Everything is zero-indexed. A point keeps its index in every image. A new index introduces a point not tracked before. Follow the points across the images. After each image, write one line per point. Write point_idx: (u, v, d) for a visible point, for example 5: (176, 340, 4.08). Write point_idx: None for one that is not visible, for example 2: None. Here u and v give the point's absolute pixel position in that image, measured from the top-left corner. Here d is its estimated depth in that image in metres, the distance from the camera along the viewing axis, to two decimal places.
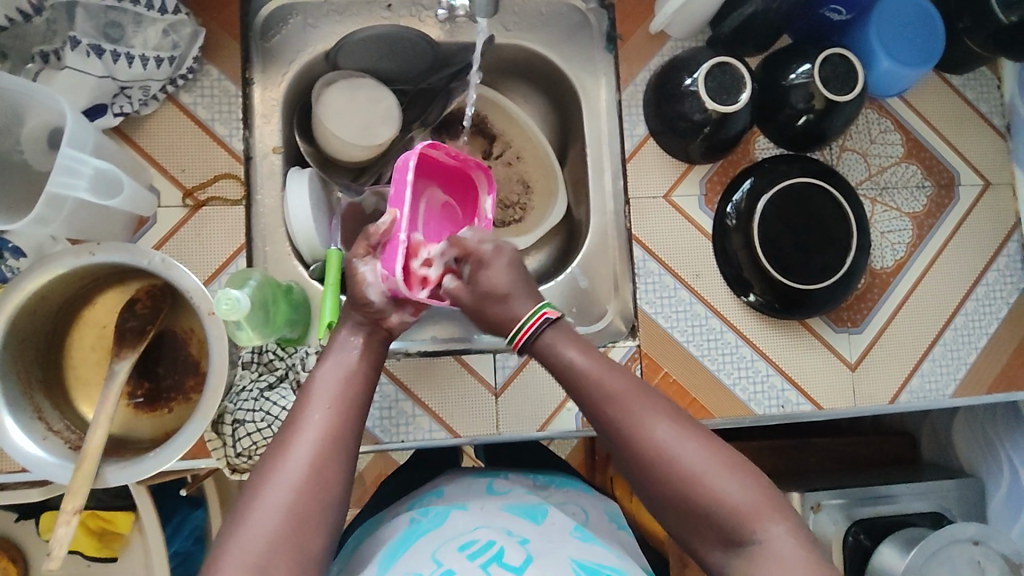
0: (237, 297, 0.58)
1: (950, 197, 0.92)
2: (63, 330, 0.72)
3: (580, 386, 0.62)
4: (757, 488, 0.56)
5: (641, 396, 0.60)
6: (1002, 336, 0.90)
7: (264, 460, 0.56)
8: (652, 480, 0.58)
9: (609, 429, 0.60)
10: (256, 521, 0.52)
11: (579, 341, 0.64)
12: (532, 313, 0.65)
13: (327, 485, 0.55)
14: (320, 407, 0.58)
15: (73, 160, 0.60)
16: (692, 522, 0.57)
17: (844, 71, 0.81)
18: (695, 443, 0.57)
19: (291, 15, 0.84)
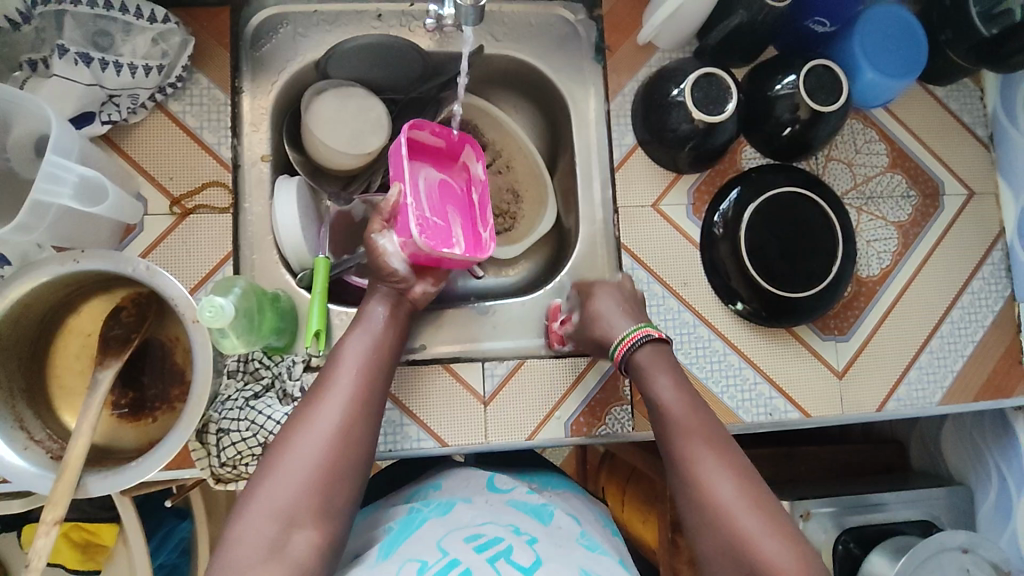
0: (221, 305, 0.57)
1: (935, 206, 0.93)
2: (47, 339, 0.72)
3: (662, 423, 0.69)
4: (807, 560, 0.58)
5: (710, 445, 0.65)
6: (988, 344, 0.91)
7: (297, 412, 0.61)
8: (705, 530, 0.61)
9: (675, 467, 0.65)
10: (288, 465, 0.57)
11: (667, 375, 0.71)
12: (634, 330, 0.75)
13: (356, 441, 0.60)
14: (351, 370, 0.64)
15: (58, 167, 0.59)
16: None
17: (828, 82, 0.82)
18: (756, 510, 0.60)
19: (282, 24, 0.84)
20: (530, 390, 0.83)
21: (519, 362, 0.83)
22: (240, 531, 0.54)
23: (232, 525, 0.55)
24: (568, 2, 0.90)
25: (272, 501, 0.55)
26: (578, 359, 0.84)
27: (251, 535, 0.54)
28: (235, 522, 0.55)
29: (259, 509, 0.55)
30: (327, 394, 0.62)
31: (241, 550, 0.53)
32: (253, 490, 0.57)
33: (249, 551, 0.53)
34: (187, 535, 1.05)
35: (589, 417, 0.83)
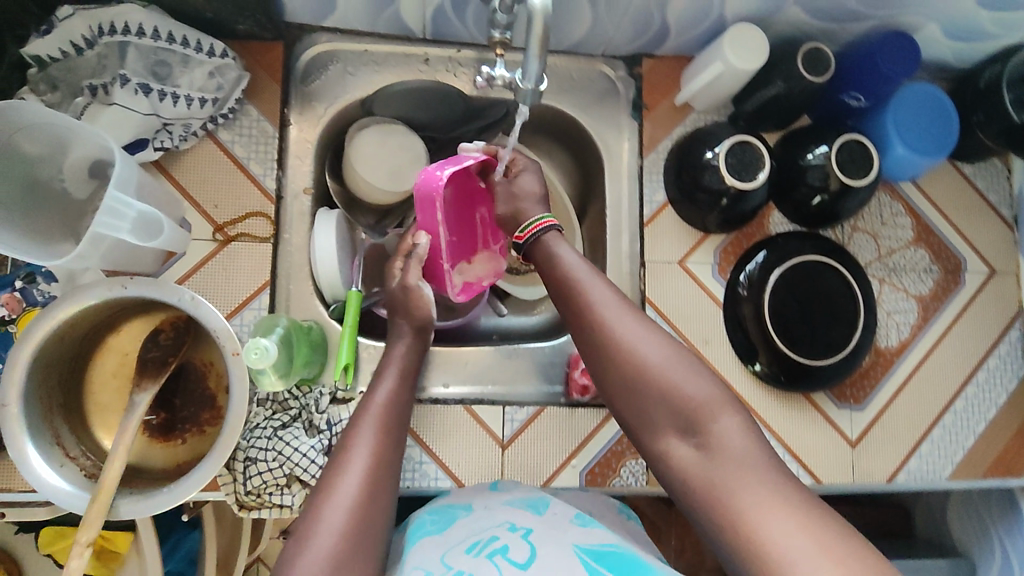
0: (266, 346, 0.60)
1: (956, 282, 0.94)
2: (87, 354, 0.74)
3: (557, 279, 0.68)
4: (709, 382, 0.60)
5: (608, 291, 0.65)
6: (1000, 422, 0.92)
7: (323, 475, 0.63)
8: (610, 367, 0.63)
9: (573, 318, 0.66)
10: (335, 506, 0.59)
11: (568, 247, 0.71)
12: (541, 218, 0.73)
13: (387, 481, 0.63)
14: (372, 426, 0.66)
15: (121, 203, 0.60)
16: (647, 410, 0.61)
17: (860, 156, 0.84)
18: (653, 337, 0.62)
19: (332, 61, 0.86)
20: (548, 436, 0.84)
21: (539, 409, 0.85)
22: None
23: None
24: (610, 58, 0.92)
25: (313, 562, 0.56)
26: (596, 410, 0.85)
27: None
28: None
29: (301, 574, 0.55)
30: (351, 449, 0.64)
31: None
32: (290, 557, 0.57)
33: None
34: (196, 547, 1.06)
35: (604, 467, 0.84)
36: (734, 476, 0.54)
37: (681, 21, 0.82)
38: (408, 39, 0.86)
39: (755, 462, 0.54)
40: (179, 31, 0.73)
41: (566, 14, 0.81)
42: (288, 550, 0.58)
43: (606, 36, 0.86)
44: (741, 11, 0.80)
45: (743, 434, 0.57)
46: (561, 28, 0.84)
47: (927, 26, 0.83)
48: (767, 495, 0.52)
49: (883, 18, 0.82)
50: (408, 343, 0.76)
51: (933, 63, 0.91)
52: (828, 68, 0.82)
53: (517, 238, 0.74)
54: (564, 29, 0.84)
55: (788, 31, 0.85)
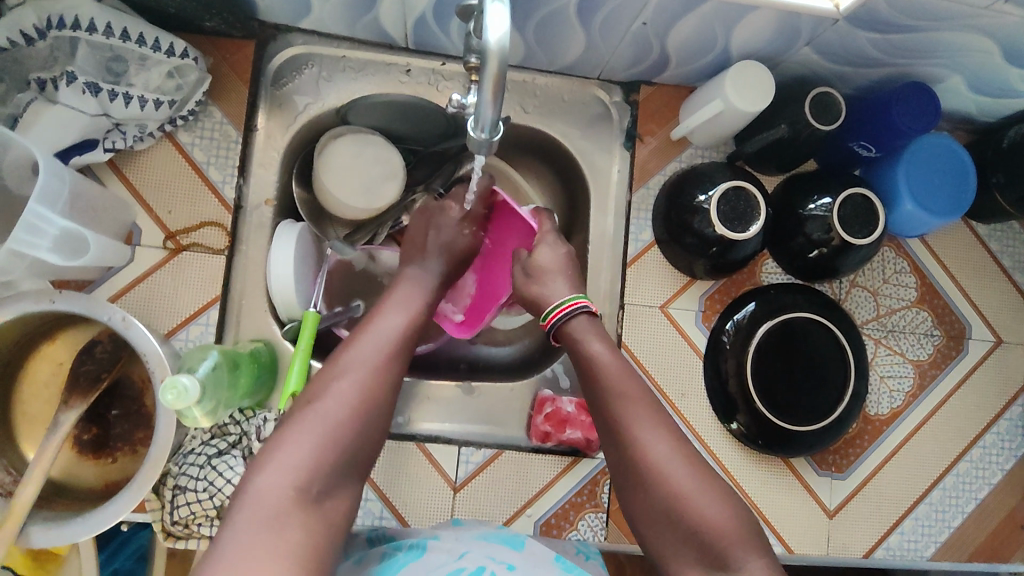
0: (184, 385, 0.55)
1: (958, 349, 0.88)
2: (18, 362, 0.70)
3: (594, 386, 0.67)
4: (738, 517, 0.58)
5: (642, 407, 0.64)
6: (991, 503, 0.87)
7: (329, 365, 0.62)
8: (639, 486, 0.61)
9: (607, 430, 0.65)
10: (303, 430, 0.56)
11: (604, 343, 0.69)
12: (566, 300, 0.72)
13: (368, 417, 0.59)
14: (387, 334, 0.65)
15: (42, 220, 0.59)
16: (672, 539, 0.59)
17: (864, 212, 0.78)
18: (686, 463, 0.61)
19: (307, 65, 0.81)
20: (506, 481, 0.79)
21: (497, 452, 0.80)
22: (261, 479, 0.52)
23: (252, 476, 0.53)
24: (606, 82, 0.86)
25: (301, 451, 0.54)
26: (558, 457, 0.81)
27: (274, 487, 0.52)
28: (254, 475, 0.53)
29: (287, 459, 0.54)
30: (360, 351, 0.63)
31: (260, 503, 0.51)
32: (280, 439, 0.55)
33: (270, 504, 0.51)
34: None
35: (561, 519, 0.79)
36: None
37: (683, 52, 0.76)
38: (390, 47, 0.81)
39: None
40: (135, 28, 0.68)
41: (559, 36, 0.75)
42: (280, 431, 0.56)
43: (602, 60, 0.80)
44: (747, 47, 0.74)
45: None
46: (552, 49, 0.78)
47: (951, 77, 0.77)
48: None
49: (903, 66, 0.75)
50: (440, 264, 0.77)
51: (954, 114, 0.85)
52: (838, 116, 0.75)
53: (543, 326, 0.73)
54: (557, 50, 0.78)
55: (799, 70, 0.79)
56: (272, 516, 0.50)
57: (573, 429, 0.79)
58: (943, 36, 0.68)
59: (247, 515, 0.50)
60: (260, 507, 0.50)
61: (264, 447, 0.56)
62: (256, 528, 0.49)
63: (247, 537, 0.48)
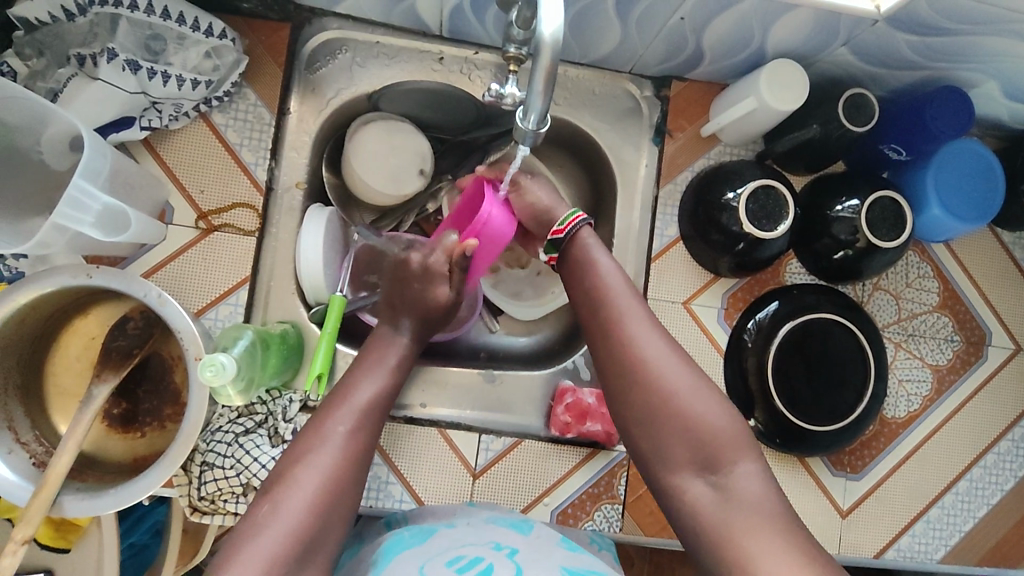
0: (223, 363, 0.57)
1: (977, 355, 0.88)
2: (51, 335, 0.71)
3: (593, 289, 0.68)
4: (727, 414, 0.62)
5: (643, 312, 0.66)
6: (1003, 509, 0.87)
7: (290, 456, 0.62)
8: (630, 386, 0.64)
9: (603, 330, 0.67)
10: (274, 522, 0.56)
11: (605, 255, 0.71)
12: (570, 213, 0.73)
13: (340, 497, 0.61)
14: (352, 415, 0.65)
15: (86, 195, 0.60)
16: (663, 439, 0.61)
17: (892, 215, 0.78)
18: (681, 366, 0.63)
19: (341, 49, 0.81)
20: (525, 469, 0.80)
21: (516, 441, 0.81)
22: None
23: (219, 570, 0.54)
24: (637, 76, 0.86)
25: (270, 543, 0.55)
26: (578, 448, 0.81)
27: None
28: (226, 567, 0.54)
29: (257, 549, 0.55)
30: (325, 440, 0.63)
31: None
32: (245, 535, 0.56)
33: None
34: None
35: (578, 508, 0.80)
36: (744, 522, 0.55)
37: (718, 48, 0.76)
38: (424, 34, 0.81)
39: (769, 508, 0.56)
40: (176, 8, 0.69)
41: (595, 29, 0.75)
42: (251, 513, 0.58)
43: (636, 53, 0.80)
44: (783, 45, 0.74)
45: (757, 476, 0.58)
46: (587, 41, 0.78)
47: (986, 83, 0.77)
48: (780, 540, 0.53)
49: (939, 69, 0.75)
50: (404, 347, 0.73)
51: (986, 120, 0.85)
52: (871, 117, 0.76)
53: (553, 231, 0.73)
54: (591, 42, 0.78)
55: (832, 70, 0.79)
56: None
57: (594, 421, 0.80)
58: (982, 41, 0.68)
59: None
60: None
61: (231, 539, 0.56)
62: None
63: None
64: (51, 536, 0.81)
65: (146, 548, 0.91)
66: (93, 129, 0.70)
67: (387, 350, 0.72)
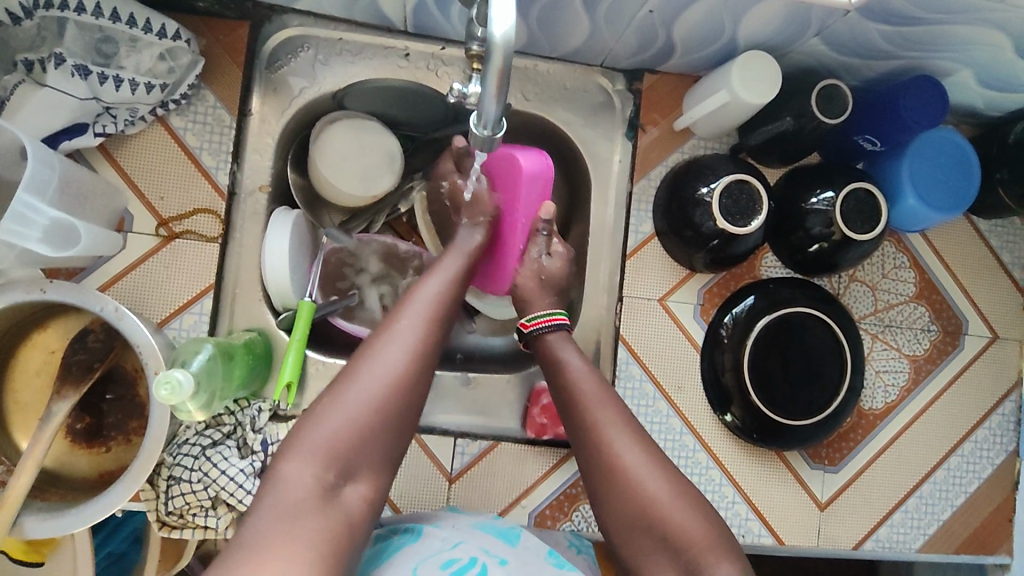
0: (179, 380, 0.55)
1: (954, 345, 0.88)
2: (9, 350, 0.69)
3: (566, 395, 0.67)
4: (708, 519, 0.59)
5: (617, 413, 0.64)
6: (980, 498, 0.88)
7: (358, 351, 0.60)
8: (609, 492, 0.62)
9: (577, 434, 0.65)
10: (336, 412, 0.55)
11: (576, 356, 0.69)
12: (549, 314, 0.73)
13: (411, 391, 0.59)
14: (421, 313, 0.62)
15: (31, 209, 0.58)
16: (644, 545, 0.60)
17: (867, 207, 0.77)
18: (658, 472, 0.61)
19: (303, 47, 0.78)
20: (502, 472, 0.79)
21: (492, 444, 0.80)
22: (287, 464, 0.53)
23: (280, 457, 0.54)
24: (608, 70, 0.84)
25: (329, 437, 0.54)
26: (554, 450, 0.81)
27: (299, 473, 0.52)
28: (286, 456, 0.54)
29: (314, 440, 0.54)
30: (391, 335, 0.60)
31: (285, 491, 0.52)
32: (306, 423, 0.55)
33: (295, 492, 0.52)
34: None
35: (556, 510, 0.80)
36: None
37: (689, 40, 0.74)
38: (389, 30, 0.79)
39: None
40: (125, 8, 0.66)
41: (562, 23, 0.73)
42: (317, 402, 0.57)
43: (606, 47, 0.78)
44: (755, 36, 0.73)
45: None
46: (556, 35, 0.76)
47: (960, 71, 0.76)
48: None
49: (913, 59, 0.74)
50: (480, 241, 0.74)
51: (962, 108, 0.84)
52: (844, 109, 0.74)
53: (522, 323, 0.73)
54: (560, 36, 0.76)
55: (806, 61, 0.78)
56: (294, 503, 0.51)
57: None
58: (954, 29, 0.66)
59: (274, 506, 0.51)
60: (289, 491, 0.51)
61: (294, 427, 0.56)
62: (271, 524, 0.49)
63: (269, 525, 0.49)
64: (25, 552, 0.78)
65: (124, 556, 0.88)
66: (43, 137, 0.67)
67: (457, 248, 0.72)
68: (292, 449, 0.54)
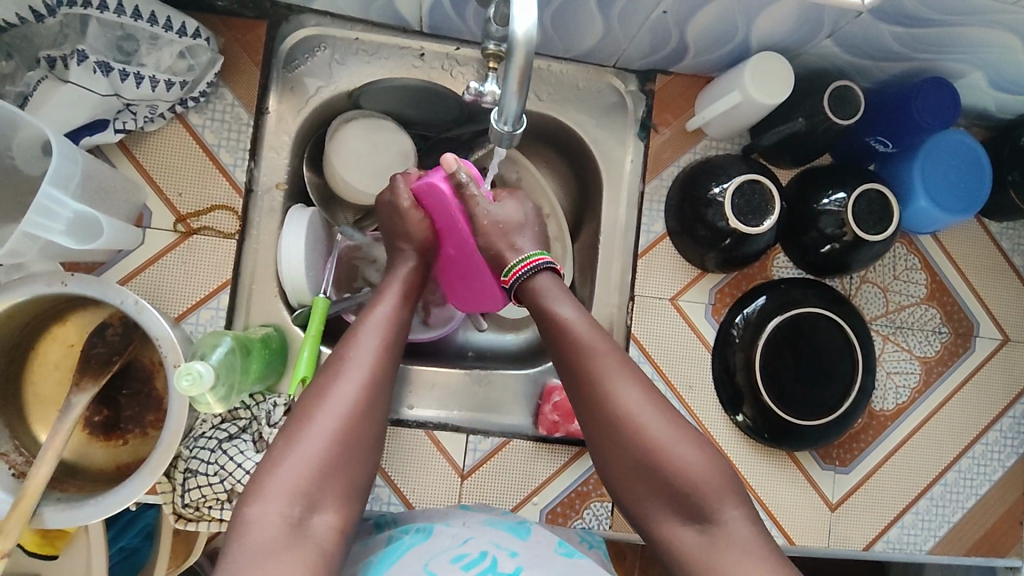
0: (200, 371, 0.56)
1: (965, 346, 0.88)
2: (28, 343, 0.70)
3: (562, 343, 0.66)
4: (711, 462, 0.61)
5: (612, 358, 0.64)
6: (991, 499, 0.87)
7: (311, 392, 0.60)
8: (607, 435, 0.62)
9: (574, 381, 0.65)
10: (295, 453, 0.56)
11: (567, 299, 0.68)
12: (526, 257, 0.71)
13: (363, 429, 0.60)
14: (369, 348, 0.63)
15: (56, 203, 0.59)
16: (645, 485, 0.61)
17: (879, 208, 0.77)
18: (658, 414, 0.62)
19: (320, 47, 0.79)
20: (513, 469, 0.80)
21: (504, 441, 0.80)
22: (250, 508, 0.54)
23: (244, 503, 0.54)
24: (621, 71, 0.85)
25: (289, 478, 0.55)
26: (566, 447, 0.81)
27: (268, 514, 0.53)
28: (250, 502, 0.54)
29: (276, 484, 0.55)
30: (342, 372, 0.61)
31: (255, 532, 0.52)
32: (267, 468, 0.56)
33: (265, 533, 0.52)
34: None
35: (567, 507, 0.80)
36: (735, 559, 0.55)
37: (702, 41, 0.75)
38: (405, 30, 0.80)
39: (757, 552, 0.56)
40: (147, 7, 0.67)
41: (576, 23, 0.74)
42: (275, 446, 0.57)
43: (619, 47, 0.79)
44: (767, 37, 0.73)
45: (745, 522, 0.58)
46: (570, 35, 0.77)
47: (972, 73, 0.76)
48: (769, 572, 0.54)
49: (925, 60, 0.74)
50: (412, 269, 0.72)
51: (973, 110, 0.84)
52: (856, 110, 0.75)
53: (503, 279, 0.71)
54: (574, 36, 0.77)
55: (818, 62, 0.78)
56: (266, 543, 0.52)
57: None
58: (967, 31, 0.67)
59: (242, 548, 0.52)
60: (257, 529, 0.53)
61: (254, 472, 0.57)
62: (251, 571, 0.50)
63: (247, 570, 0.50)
64: (38, 544, 0.78)
65: (137, 551, 0.88)
66: (65, 133, 0.68)
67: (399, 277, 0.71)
68: (255, 493, 0.54)
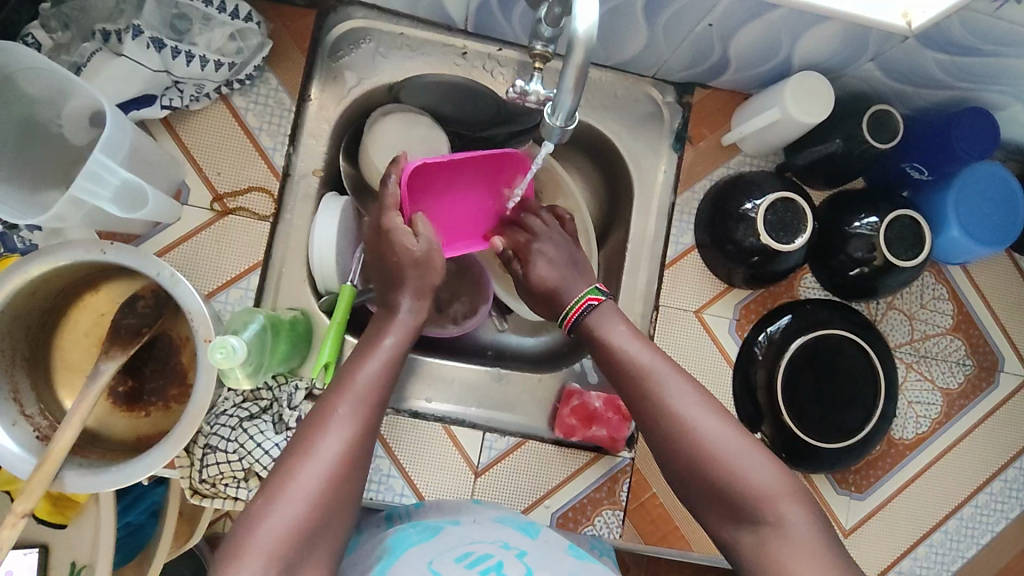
0: (233, 346, 0.56)
1: (988, 381, 0.88)
2: (60, 309, 0.70)
3: (620, 370, 0.67)
4: (778, 473, 0.58)
5: (675, 378, 0.64)
6: (1008, 537, 0.86)
7: (298, 438, 0.57)
8: (675, 462, 0.61)
9: (639, 411, 0.64)
10: (273, 516, 0.52)
11: (620, 327, 0.70)
12: (580, 298, 0.73)
13: (346, 486, 0.56)
14: (354, 404, 0.59)
15: (104, 168, 0.61)
16: (717, 499, 0.59)
17: (911, 235, 0.77)
18: (723, 425, 0.61)
19: (365, 39, 0.80)
20: (527, 470, 0.80)
21: (520, 441, 0.80)
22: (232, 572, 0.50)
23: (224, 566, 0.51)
24: (660, 82, 0.86)
25: (274, 530, 0.52)
26: (581, 451, 0.81)
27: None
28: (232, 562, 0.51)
29: (258, 543, 0.51)
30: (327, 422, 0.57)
31: None
32: (249, 527, 0.52)
33: None
34: None
35: (579, 513, 0.79)
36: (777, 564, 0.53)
37: (744, 57, 0.75)
38: (449, 28, 0.81)
39: (820, 557, 0.53)
40: None
41: (621, 32, 0.74)
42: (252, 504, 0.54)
43: (660, 58, 0.80)
44: (810, 57, 0.74)
45: (810, 522, 0.56)
46: (613, 43, 0.78)
47: (1012, 105, 0.76)
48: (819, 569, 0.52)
49: (964, 90, 0.75)
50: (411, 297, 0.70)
51: (1011, 143, 0.84)
52: (895, 134, 0.75)
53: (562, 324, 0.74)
54: (616, 45, 0.78)
55: (857, 85, 0.78)
56: None
57: (599, 425, 0.79)
58: (1011, 62, 0.67)
59: None
60: None
61: (233, 535, 0.53)
62: None
63: None
64: (48, 511, 0.79)
65: (143, 528, 0.88)
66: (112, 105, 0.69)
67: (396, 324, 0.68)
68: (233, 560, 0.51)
